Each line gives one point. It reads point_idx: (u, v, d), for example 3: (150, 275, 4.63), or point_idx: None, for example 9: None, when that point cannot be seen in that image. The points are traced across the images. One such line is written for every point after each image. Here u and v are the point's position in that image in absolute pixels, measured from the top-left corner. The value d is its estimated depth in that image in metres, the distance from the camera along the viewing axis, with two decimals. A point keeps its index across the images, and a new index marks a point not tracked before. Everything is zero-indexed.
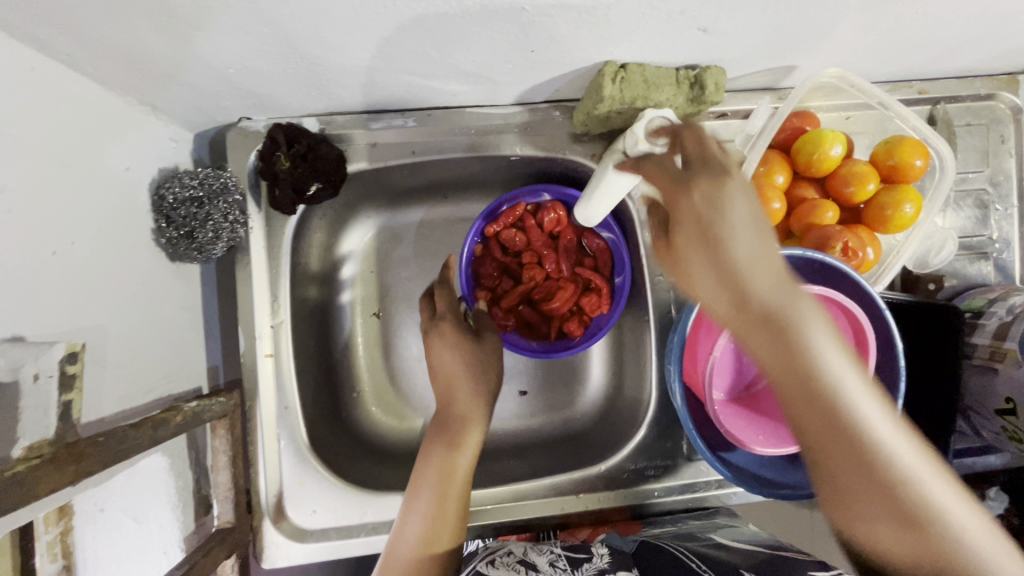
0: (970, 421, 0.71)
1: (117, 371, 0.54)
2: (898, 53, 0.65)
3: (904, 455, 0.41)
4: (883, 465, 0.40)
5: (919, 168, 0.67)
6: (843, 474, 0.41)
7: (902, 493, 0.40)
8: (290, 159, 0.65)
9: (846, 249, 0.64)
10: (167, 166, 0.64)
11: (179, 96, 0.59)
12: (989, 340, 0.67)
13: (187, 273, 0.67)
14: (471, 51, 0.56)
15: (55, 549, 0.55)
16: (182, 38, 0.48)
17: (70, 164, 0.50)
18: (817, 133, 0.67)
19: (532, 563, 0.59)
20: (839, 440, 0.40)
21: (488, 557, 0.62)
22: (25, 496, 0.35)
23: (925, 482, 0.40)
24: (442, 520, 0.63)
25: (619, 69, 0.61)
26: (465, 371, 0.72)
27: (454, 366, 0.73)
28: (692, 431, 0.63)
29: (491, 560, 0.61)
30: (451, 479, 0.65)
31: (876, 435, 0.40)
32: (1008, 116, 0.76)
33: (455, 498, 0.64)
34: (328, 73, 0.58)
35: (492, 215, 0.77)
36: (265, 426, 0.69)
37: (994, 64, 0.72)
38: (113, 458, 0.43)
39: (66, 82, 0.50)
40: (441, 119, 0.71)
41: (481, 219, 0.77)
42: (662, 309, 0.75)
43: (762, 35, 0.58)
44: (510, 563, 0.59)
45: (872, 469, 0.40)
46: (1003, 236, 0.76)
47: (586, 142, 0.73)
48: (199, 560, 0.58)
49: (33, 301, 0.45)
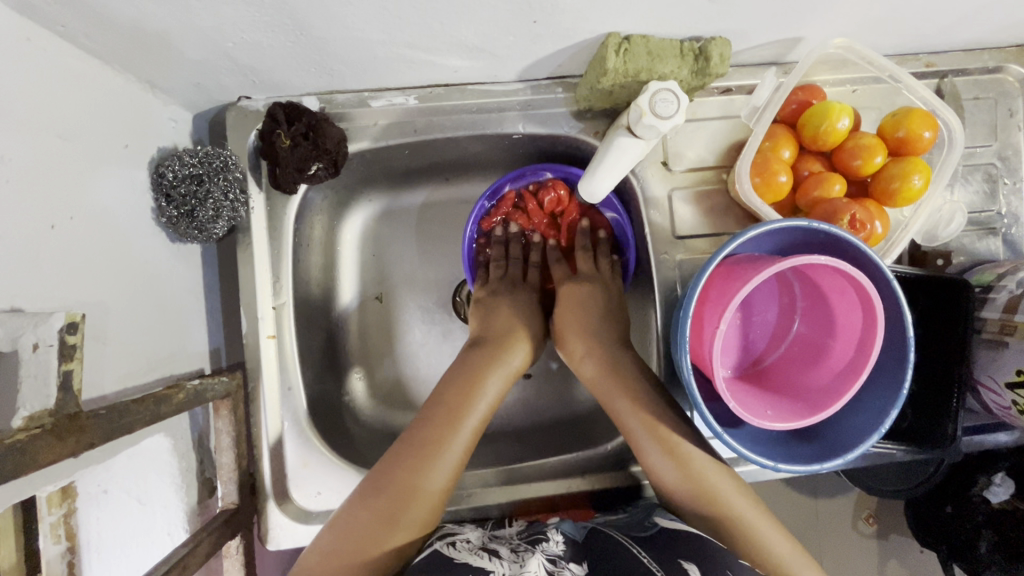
0: (979, 397, 0.71)
1: (118, 348, 0.53)
2: (906, 23, 0.64)
3: (718, 474, 0.61)
4: (704, 478, 0.61)
5: (928, 139, 0.66)
6: (673, 474, 0.62)
7: (721, 500, 0.60)
8: (290, 137, 0.65)
9: (854, 221, 0.64)
10: (167, 145, 0.64)
11: (177, 71, 0.58)
12: (999, 314, 0.66)
13: (189, 254, 0.67)
14: (473, 22, 0.56)
15: (59, 531, 0.56)
16: (179, 7, 0.47)
17: (67, 138, 0.49)
18: (824, 105, 0.66)
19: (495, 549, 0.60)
20: (670, 452, 0.62)
21: (448, 537, 0.62)
22: (24, 465, 0.35)
23: (734, 495, 0.60)
24: (399, 522, 0.58)
25: (622, 41, 0.60)
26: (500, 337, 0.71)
27: (494, 325, 0.73)
28: (702, 406, 0.59)
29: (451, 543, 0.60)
30: (423, 485, 0.59)
31: (696, 457, 0.62)
32: (1016, 88, 0.75)
33: (422, 503, 0.59)
34: (328, 47, 0.57)
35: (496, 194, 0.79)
36: (269, 407, 0.68)
37: (1004, 35, 0.71)
38: (116, 431, 0.43)
39: (64, 55, 0.50)
40: (442, 96, 0.70)
41: (486, 198, 0.78)
42: (667, 287, 0.73)
43: (768, 3, 0.57)
44: (472, 548, 0.60)
45: (694, 478, 0.61)
46: (1012, 211, 0.75)
47: (590, 119, 0.72)
48: (201, 539, 0.57)
49: (32, 273, 0.44)
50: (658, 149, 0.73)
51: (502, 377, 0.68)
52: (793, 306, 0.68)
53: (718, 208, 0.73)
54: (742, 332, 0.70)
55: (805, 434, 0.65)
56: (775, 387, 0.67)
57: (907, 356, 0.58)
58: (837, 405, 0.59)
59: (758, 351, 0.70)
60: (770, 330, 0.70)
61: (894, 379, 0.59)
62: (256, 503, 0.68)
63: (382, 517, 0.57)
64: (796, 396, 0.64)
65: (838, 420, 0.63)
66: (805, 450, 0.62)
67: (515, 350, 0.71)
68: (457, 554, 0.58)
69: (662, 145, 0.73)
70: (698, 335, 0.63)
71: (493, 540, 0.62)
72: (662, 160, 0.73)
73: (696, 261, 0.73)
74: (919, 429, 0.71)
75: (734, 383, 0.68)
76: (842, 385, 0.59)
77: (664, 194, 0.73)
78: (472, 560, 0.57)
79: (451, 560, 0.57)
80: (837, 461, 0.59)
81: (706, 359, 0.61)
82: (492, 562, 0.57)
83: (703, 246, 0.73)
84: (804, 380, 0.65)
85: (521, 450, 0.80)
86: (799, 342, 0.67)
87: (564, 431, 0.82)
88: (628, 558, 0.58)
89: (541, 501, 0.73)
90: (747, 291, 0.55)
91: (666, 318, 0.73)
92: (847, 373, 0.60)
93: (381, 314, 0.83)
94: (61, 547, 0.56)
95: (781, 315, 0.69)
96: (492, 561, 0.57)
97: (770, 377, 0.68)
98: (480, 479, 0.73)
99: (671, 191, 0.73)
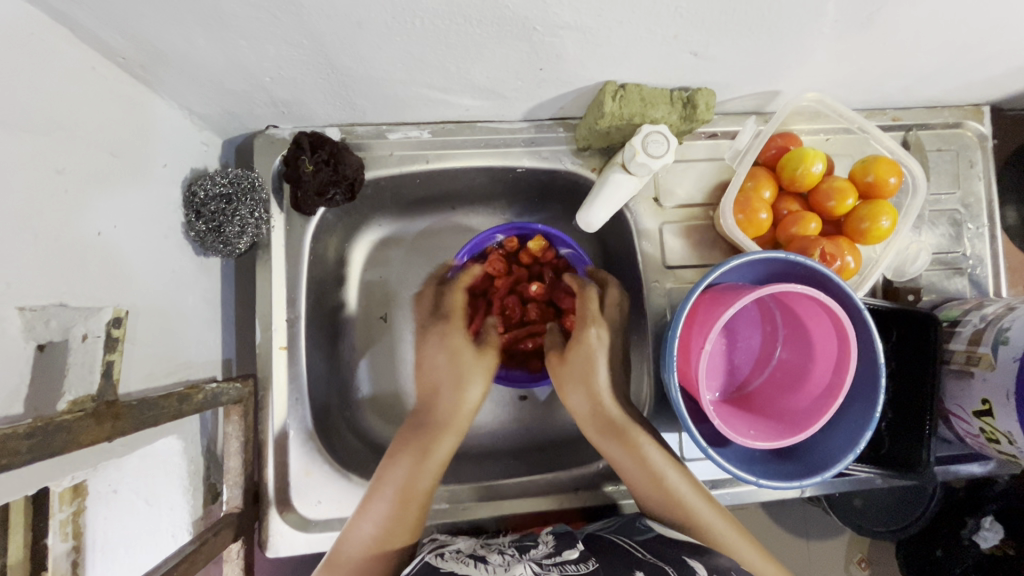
0: (952, 425, 0.74)
1: (144, 350, 0.57)
2: (872, 82, 0.72)
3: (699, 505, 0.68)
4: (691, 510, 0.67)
5: (893, 185, 0.72)
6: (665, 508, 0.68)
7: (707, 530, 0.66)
8: (313, 163, 0.70)
9: (824, 254, 0.70)
10: (198, 166, 0.69)
11: (216, 101, 0.65)
12: (965, 346, 0.70)
13: (210, 266, 0.71)
14: (486, 67, 0.62)
15: (66, 529, 0.58)
16: (230, 46, 0.54)
17: (119, 155, 0.55)
18: (799, 151, 0.73)
19: (482, 556, 0.61)
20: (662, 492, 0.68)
21: (438, 549, 0.63)
22: (71, 441, 0.39)
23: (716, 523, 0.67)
24: (397, 531, 0.64)
25: (618, 89, 0.67)
26: (451, 376, 0.74)
27: (439, 367, 0.75)
28: (688, 422, 0.63)
29: (439, 554, 0.62)
30: (415, 492, 0.66)
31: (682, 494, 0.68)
32: (975, 142, 0.83)
33: (415, 510, 0.66)
34: (355, 84, 0.64)
35: (475, 248, 0.82)
36: (277, 414, 0.71)
37: (960, 96, 0.79)
38: (145, 422, 0.47)
39: (122, 84, 0.56)
40: (454, 131, 0.77)
41: (466, 252, 0.82)
42: (657, 314, 0.78)
43: (747, 61, 0.64)
44: (460, 556, 0.61)
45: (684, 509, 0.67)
46: (976, 253, 0.82)
47: (587, 156, 0.79)
48: (210, 538, 0.59)
49: (77, 272, 0.48)
50: (651, 187, 0.79)
51: (452, 422, 0.72)
52: (775, 334, 0.73)
53: (705, 242, 0.80)
54: (727, 355, 0.74)
55: (788, 454, 0.68)
56: (759, 410, 0.71)
57: (879, 380, 0.62)
58: (814, 427, 0.63)
59: (743, 375, 0.75)
60: (754, 356, 0.74)
61: (867, 405, 0.63)
62: (258, 510, 0.70)
63: (388, 523, 0.64)
64: (777, 420, 0.67)
65: (815, 440, 0.67)
66: (786, 469, 0.66)
67: (461, 393, 0.73)
68: (443, 563, 0.59)
69: (653, 182, 0.79)
70: (685, 356, 0.68)
71: (483, 548, 0.64)
72: (653, 196, 0.79)
73: (683, 290, 0.79)
74: (895, 454, 0.74)
75: (719, 405, 0.71)
76: (820, 406, 0.64)
77: (655, 227, 0.79)
78: (459, 566, 0.58)
79: (437, 568, 0.58)
80: (813, 480, 0.63)
81: (694, 379, 0.65)
82: (477, 566, 0.58)
83: (690, 276, 0.79)
84: (785, 404, 0.69)
85: (517, 467, 0.82)
86: (781, 367, 0.71)
87: (559, 450, 0.85)
88: (621, 550, 0.62)
89: (534, 515, 0.75)
90: (729, 314, 0.60)
91: (657, 342, 0.79)
92: (825, 396, 0.64)
93: (385, 334, 0.87)
94: (66, 546, 0.59)
95: (763, 342, 0.74)
96: (478, 566, 0.58)
97: (755, 402, 0.72)
98: (476, 492, 0.76)
99: (662, 224, 0.79)
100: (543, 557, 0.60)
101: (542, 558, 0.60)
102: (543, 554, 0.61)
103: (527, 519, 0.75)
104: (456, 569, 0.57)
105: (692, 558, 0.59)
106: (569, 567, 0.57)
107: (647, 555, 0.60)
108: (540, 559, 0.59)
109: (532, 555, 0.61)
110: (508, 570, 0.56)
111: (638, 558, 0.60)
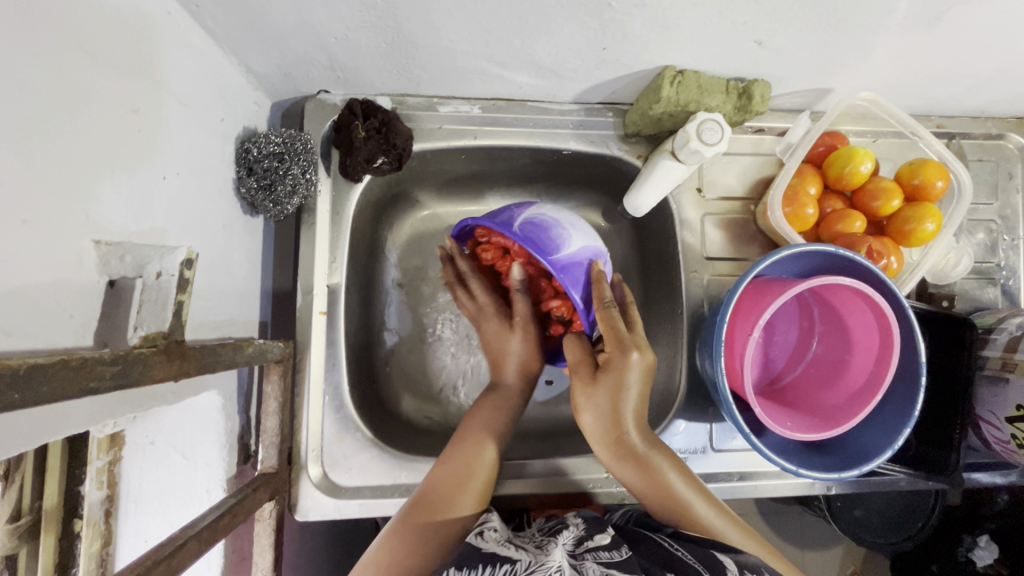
0: (980, 431, 0.75)
1: (195, 302, 0.57)
2: (924, 87, 0.72)
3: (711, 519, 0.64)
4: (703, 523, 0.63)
5: (940, 189, 0.73)
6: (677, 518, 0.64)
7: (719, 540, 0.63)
8: (365, 130, 0.69)
9: (871, 252, 0.71)
10: (250, 126, 0.69)
11: (275, 61, 0.64)
12: (1000, 352, 0.71)
13: (254, 226, 0.71)
14: (551, 44, 0.62)
15: (102, 477, 0.57)
16: (304, 4, 0.53)
17: (185, 103, 0.55)
18: (848, 149, 0.73)
19: (520, 542, 0.59)
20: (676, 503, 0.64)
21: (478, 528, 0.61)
22: (145, 373, 0.38)
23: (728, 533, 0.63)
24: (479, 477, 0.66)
25: (676, 74, 0.67)
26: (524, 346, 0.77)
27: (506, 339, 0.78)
28: (732, 408, 0.63)
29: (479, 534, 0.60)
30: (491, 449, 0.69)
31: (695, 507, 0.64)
32: (1016, 154, 0.83)
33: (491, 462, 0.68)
34: (417, 52, 0.63)
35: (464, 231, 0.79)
36: (313, 378, 0.71)
37: (1005, 107, 0.80)
38: (205, 367, 0.46)
39: (191, 33, 0.55)
40: (504, 109, 0.77)
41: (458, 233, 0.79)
42: (694, 304, 0.79)
43: (809, 55, 0.65)
44: (499, 538, 0.59)
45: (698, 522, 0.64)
46: (1010, 264, 0.82)
47: (633, 142, 0.79)
48: (250, 494, 0.59)
49: (143, 216, 0.48)
50: (695, 177, 0.79)
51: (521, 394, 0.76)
52: (812, 330, 0.73)
53: (744, 237, 0.80)
54: (763, 348, 0.74)
55: (821, 447, 0.69)
56: (793, 404, 0.71)
57: (920, 379, 0.62)
58: (852, 422, 0.63)
59: (777, 369, 0.75)
60: (790, 350, 0.74)
61: (906, 402, 0.64)
62: (291, 472, 0.70)
63: (463, 470, 0.66)
64: (813, 414, 0.68)
65: (848, 435, 0.68)
66: (821, 463, 0.67)
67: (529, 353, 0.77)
68: (483, 544, 0.57)
69: (697, 172, 0.79)
70: (728, 344, 0.68)
71: (518, 535, 0.62)
72: (696, 187, 0.79)
73: (721, 282, 0.79)
74: (923, 456, 0.75)
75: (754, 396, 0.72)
76: (858, 402, 0.64)
77: (696, 217, 0.79)
78: (500, 549, 0.56)
79: (478, 550, 0.56)
80: (849, 474, 0.64)
81: (738, 368, 0.65)
82: (517, 551, 0.55)
83: (728, 269, 0.80)
84: (820, 399, 0.69)
85: (542, 448, 0.82)
86: (817, 363, 0.72)
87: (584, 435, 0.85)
88: (656, 546, 0.60)
89: (562, 496, 0.75)
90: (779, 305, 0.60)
91: (692, 331, 0.79)
92: (864, 392, 0.64)
93: (416, 309, 0.87)
94: (101, 495, 0.58)
95: (800, 337, 0.74)
96: (518, 550, 0.55)
97: (788, 396, 0.73)
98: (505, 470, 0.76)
99: (703, 214, 0.79)
100: (576, 543, 0.58)
101: (575, 546, 0.57)
102: (575, 539, 0.59)
103: (555, 498, 0.75)
104: (498, 551, 0.55)
105: (722, 553, 0.57)
106: (602, 554, 0.55)
107: (682, 551, 0.57)
108: (573, 546, 0.57)
109: (565, 541, 0.58)
110: (547, 555, 0.54)
111: (670, 552, 0.57)
